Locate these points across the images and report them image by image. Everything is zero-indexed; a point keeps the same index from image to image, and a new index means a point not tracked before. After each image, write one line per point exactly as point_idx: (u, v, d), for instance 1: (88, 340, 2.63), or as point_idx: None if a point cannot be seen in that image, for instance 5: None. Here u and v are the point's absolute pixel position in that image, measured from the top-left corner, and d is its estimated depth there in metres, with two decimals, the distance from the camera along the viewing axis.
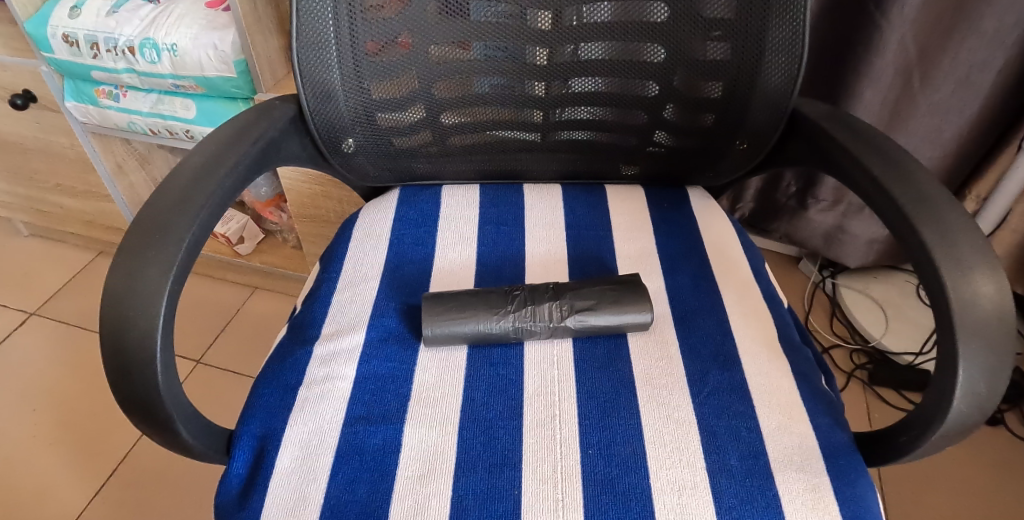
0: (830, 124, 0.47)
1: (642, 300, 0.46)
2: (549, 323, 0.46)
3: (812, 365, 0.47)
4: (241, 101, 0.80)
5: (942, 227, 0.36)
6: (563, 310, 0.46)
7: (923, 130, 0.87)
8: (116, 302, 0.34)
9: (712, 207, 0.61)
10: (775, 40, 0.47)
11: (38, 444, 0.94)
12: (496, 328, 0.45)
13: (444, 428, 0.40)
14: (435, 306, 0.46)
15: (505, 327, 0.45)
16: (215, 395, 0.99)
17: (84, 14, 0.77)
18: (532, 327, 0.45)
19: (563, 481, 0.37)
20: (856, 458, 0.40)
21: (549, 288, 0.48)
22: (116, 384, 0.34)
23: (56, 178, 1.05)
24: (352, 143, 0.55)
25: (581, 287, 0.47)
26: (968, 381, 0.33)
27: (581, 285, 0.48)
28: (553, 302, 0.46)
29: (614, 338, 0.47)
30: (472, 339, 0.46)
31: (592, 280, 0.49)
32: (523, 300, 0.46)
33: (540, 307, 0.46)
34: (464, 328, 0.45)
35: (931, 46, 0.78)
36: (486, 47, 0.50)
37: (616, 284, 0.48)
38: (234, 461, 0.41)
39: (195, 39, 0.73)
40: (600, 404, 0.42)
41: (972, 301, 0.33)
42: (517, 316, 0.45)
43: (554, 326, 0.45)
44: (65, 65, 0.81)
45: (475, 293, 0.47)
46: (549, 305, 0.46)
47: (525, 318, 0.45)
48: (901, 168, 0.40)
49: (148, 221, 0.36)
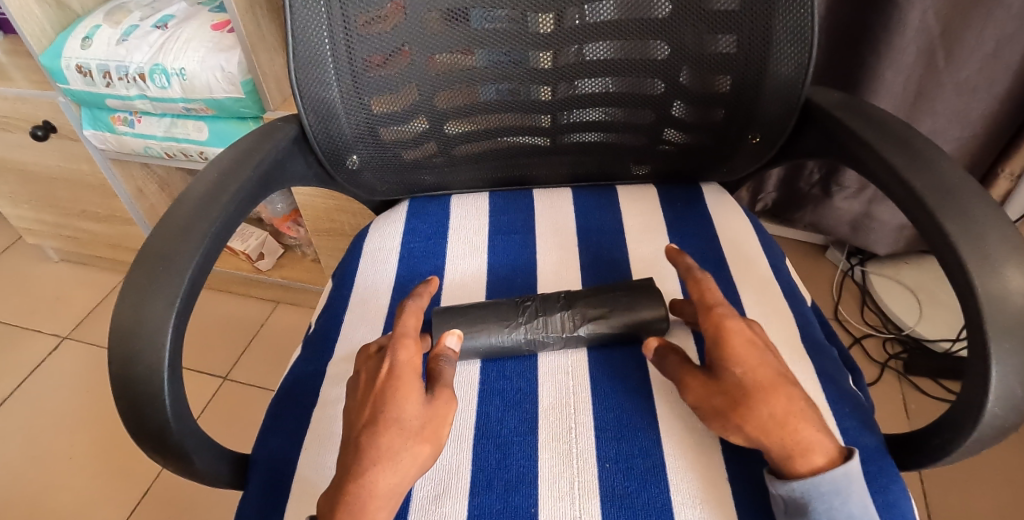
0: (845, 113, 0.45)
1: (658, 298, 0.46)
2: (562, 333, 0.45)
3: (839, 365, 0.45)
4: (251, 120, 0.81)
5: (966, 219, 0.34)
6: (575, 320, 0.45)
7: (950, 107, 0.83)
8: (124, 336, 0.34)
9: (727, 203, 0.59)
10: (782, 30, 0.45)
11: (75, 467, 0.97)
12: (508, 341, 0.44)
13: (457, 446, 0.40)
14: (446, 323, 0.45)
15: (517, 339, 0.44)
16: (241, 412, 1.01)
17: (95, 44, 0.79)
18: (545, 339, 0.45)
19: (579, 497, 0.36)
20: (888, 462, 0.38)
21: (560, 297, 0.47)
22: (128, 419, 0.34)
23: (80, 204, 1.09)
24: (356, 159, 0.55)
25: (593, 295, 0.47)
26: (1003, 384, 0.31)
27: (593, 292, 0.47)
28: (564, 311, 0.46)
29: (635, 341, 0.46)
30: (483, 353, 0.45)
31: (605, 287, 0.48)
32: (534, 310, 0.46)
33: (551, 317, 0.45)
34: (476, 341, 0.44)
35: (954, 22, 0.74)
36: (489, 54, 0.49)
37: (629, 289, 0.47)
38: (250, 487, 0.41)
39: (202, 62, 0.75)
40: (616, 417, 0.40)
41: (1002, 297, 0.31)
42: (528, 328, 0.45)
43: (567, 336, 0.45)
44: (81, 95, 0.84)
45: (485, 305, 0.47)
46: (560, 315, 0.45)
47: (537, 329, 0.45)
48: (921, 157, 0.38)
49: (153, 252, 0.37)
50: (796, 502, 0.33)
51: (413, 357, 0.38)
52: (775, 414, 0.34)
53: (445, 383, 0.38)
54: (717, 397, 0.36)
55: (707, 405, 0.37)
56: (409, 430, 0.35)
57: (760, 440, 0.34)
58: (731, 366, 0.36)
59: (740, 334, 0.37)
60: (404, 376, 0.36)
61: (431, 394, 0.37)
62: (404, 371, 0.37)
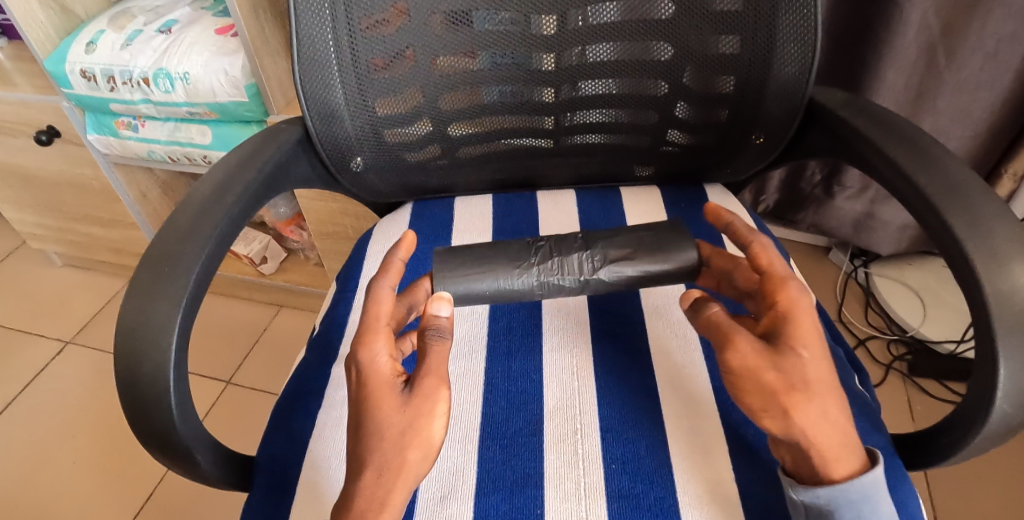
0: (849, 113, 0.45)
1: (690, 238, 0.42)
2: (582, 276, 0.42)
3: (845, 365, 0.45)
4: (254, 124, 0.82)
5: (973, 217, 0.34)
6: (595, 262, 0.42)
7: (952, 107, 0.83)
8: (129, 337, 0.34)
9: (731, 204, 0.59)
10: (785, 31, 0.45)
11: (78, 471, 0.97)
12: (518, 283, 0.41)
13: (463, 447, 0.40)
14: (449, 263, 0.41)
15: (529, 283, 0.41)
16: (245, 416, 1.01)
17: (99, 48, 0.80)
18: (562, 281, 0.41)
19: (585, 497, 0.36)
20: (896, 463, 0.38)
21: (578, 238, 0.43)
22: (134, 420, 0.34)
23: (84, 209, 1.09)
24: (360, 162, 0.55)
25: (617, 234, 0.43)
26: (1012, 382, 0.31)
27: (614, 233, 0.43)
28: (583, 253, 0.42)
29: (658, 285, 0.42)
30: (490, 297, 0.41)
31: (630, 225, 0.44)
32: (547, 251, 0.42)
33: (568, 259, 0.42)
34: (482, 283, 0.41)
35: (955, 22, 0.74)
36: (491, 56, 0.49)
37: (658, 229, 0.43)
38: (255, 489, 0.40)
39: (206, 66, 0.75)
40: (622, 418, 0.40)
41: (1010, 294, 0.31)
42: (542, 270, 0.41)
43: (585, 280, 0.41)
44: (85, 100, 0.84)
45: (493, 245, 0.43)
46: (579, 256, 0.42)
47: (551, 271, 0.41)
48: (927, 155, 0.38)
49: (158, 254, 0.37)
50: (820, 507, 0.32)
51: (381, 360, 0.34)
52: (839, 418, 0.32)
53: (429, 369, 0.33)
54: (771, 371, 0.31)
55: (753, 371, 0.32)
56: (393, 439, 0.31)
57: (802, 430, 0.31)
58: (798, 350, 0.32)
59: (811, 320, 0.33)
60: (376, 383, 0.33)
61: (411, 390, 0.33)
62: (375, 379, 0.33)
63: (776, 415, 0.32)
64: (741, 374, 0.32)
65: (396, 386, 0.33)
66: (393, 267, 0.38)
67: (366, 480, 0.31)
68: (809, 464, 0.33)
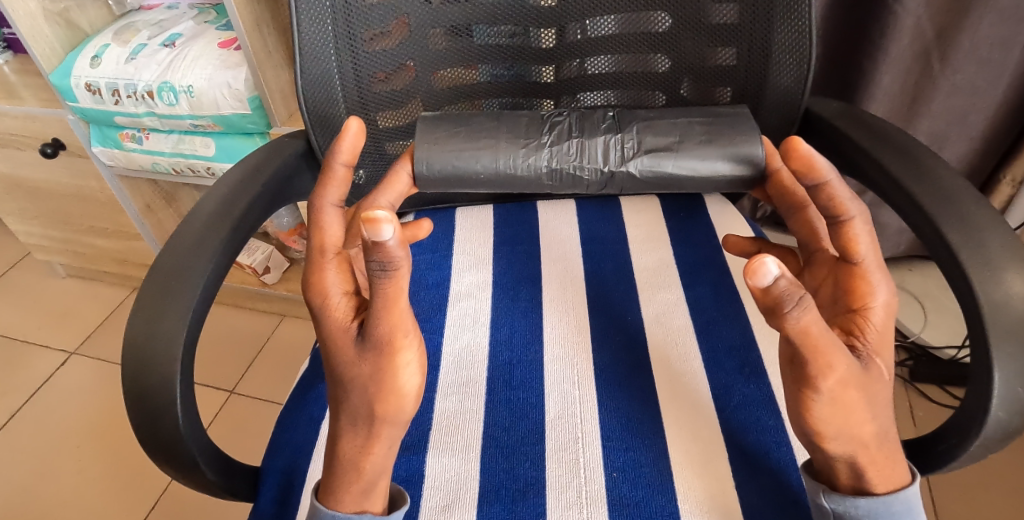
0: (845, 123, 0.46)
1: (746, 132, 0.42)
2: (605, 167, 0.44)
3: None
4: (257, 135, 0.82)
5: (967, 226, 0.34)
6: (628, 149, 0.43)
7: (947, 113, 0.84)
8: (138, 349, 0.35)
9: (730, 213, 0.60)
10: (781, 44, 0.45)
11: (82, 482, 0.97)
12: (513, 162, 0.43)
13: (465, 456, 0.40)
14: (437, 134, 0.43)
15: (532, 165, 0.43)
16: (248, 425, 1.01)
17: (104, 62, 0.81)
18: (580, 168, 0.43)
19: (588, 504, 0.36)
20: None
21: (609, 120, 0.44)
22: (143, 431, 0.35)
23: (88, 220, 1.10)
24: (362, 175, 0.55)
25: (657, 121, 0.44)
26: (1007, 389, 0.31)
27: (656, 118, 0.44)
28: (612, 138, 0.43)
29: (697, 185, 0.44)
30: (480, 170, 0.43)
31: (671, 111, 0.44)
32: (563, 133, 0.44)
33: (593, 145, 0.43)
34: (470, 155, 0.42)
35: (949, 29, 0.75)
36: (492, 69, 0.51)
37: (705, 118, 0.43)
38: (261, 498, 0.41)
39: (209, 79, 0.76)
40: (624, 426, 0.41)
41: (1003, 302, 0.31)
42: (554, 153, 0.43)
43: (611, 170, 0.43)
44: (90, 113, 0.85)
45: (489, 119, 0.44)
46: (608, 141, 0.43)
47: (571, 157, 0.43)
48: (920, 165, 0.38)
49: (165, 268, 0.37)
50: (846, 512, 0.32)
51: (334, 301, 0.32)
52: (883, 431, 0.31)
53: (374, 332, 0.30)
54: (858, 396, 0.29)
55: (845, 399, 0.29)
56: (359, 385, 0.32)
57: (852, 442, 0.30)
58: (876, 362, 0.31)
59: (884, 321, 0.32)
60: (331, 327, 0.32)
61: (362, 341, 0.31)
62: (330, 322, 0.32)
63: (841, 439, 0.30)
64: (838, 407, 0.29)
65: (350, 336, 0.31)
66: (335, 178, 0.36)
67: (342, 427, 0.33)
68: (853, 474, 0.32)
